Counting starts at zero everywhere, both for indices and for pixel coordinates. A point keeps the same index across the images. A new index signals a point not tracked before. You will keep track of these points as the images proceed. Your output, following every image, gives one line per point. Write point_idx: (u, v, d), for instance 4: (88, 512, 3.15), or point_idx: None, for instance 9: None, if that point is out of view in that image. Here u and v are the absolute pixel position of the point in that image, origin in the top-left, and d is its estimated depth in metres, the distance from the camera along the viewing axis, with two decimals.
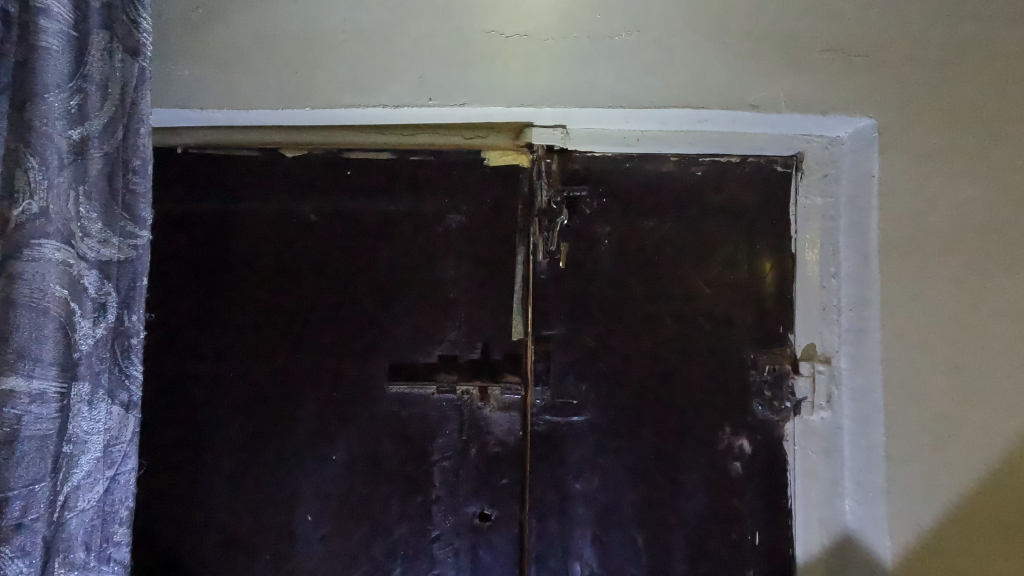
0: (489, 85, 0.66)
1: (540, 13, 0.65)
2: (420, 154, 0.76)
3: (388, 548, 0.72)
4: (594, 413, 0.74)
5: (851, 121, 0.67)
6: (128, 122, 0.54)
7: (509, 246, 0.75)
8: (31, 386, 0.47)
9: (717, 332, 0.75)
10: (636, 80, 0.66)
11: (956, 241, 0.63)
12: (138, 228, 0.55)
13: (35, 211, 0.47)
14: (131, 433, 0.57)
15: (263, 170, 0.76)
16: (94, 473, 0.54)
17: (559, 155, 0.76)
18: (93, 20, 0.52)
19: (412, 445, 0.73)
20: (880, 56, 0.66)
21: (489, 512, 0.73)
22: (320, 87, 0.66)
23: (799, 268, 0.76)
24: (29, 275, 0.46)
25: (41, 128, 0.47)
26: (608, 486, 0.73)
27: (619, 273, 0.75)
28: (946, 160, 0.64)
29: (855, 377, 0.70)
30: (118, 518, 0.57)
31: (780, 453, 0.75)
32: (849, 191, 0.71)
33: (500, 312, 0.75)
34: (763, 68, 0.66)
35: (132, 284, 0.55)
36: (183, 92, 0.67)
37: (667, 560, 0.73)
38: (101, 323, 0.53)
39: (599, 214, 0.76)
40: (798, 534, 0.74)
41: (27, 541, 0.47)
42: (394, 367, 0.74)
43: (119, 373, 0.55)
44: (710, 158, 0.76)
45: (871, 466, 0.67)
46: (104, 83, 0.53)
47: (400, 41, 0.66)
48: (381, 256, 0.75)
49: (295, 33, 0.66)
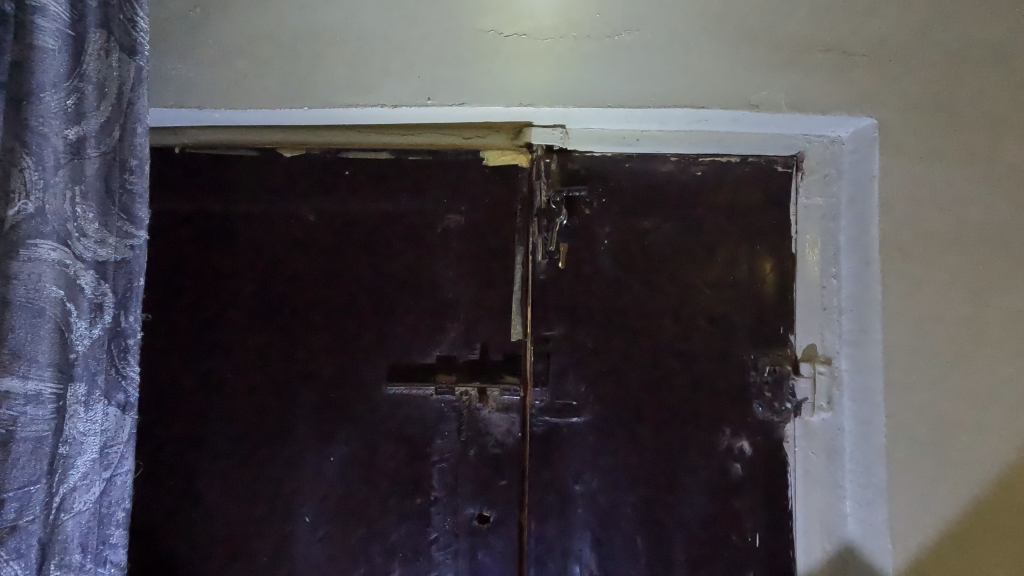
0: (489, 86, 0.65)
1: (540, 12, 0.65)
2: (419, 154, 0.75)
3: (386, 549, 0.72)
4: (594, 413, 0.74)
5: (852, 121, 0.67)
6: (124, 123, 0.55)
7: (509, 246, 0.75)
8: (27, 387, 0.46)
9: (717, 332, 0.75)
10: (636, 80, 0.65)
11: (959, 240, 0.63)
12: (134, 229, 0.56)
13: (31, 210, 0.46)
14: (128, 434, 0.57)
15: (263, 171, 0.75)
16: (91, 474, 0.53)
17: (558, 155, 0.76)
18: (89, 19, 0.52)
19: (411, 445, 0.73)
20: (882, 54, 0.65)
21: (489, 514, 0.73)
22: (319, 87, 0.66)
23: (799, 269, 0.75)
24: (25, 276, 0.46)
25: (37, 127, 0.47)
26: (608, 487, 0.73)
27: (619, 274, 0.75)
28: (948, 161, 0.64)
29: (856, 378, 0.69)
30: (115, 519, 0.57)
31: (780, 454, 0.75)
32: (850, 191, 0.71)
33: (500, 312, 0.75)
34: (764, 68, 0.65)
35: (128, 285, 0.56)
36: (182, 92, 0.67)
37: (668, 561, 0.73)
38: (98, 323, 0.53)
39: (599, 214, 0.76)
40: (799, 539, 0.74)
41: (23, 543, 0.46)
42: (394, 367, 0.73)
43: (116, 374, 0.55)
44: (710, 158, 0.76)
45: (872, 467, 0.66)
46: (102, 83, 0.53)
47: (399, 41, 0.65)
48: (380, 256, 0.75)
49: (294, 33, 0.66)
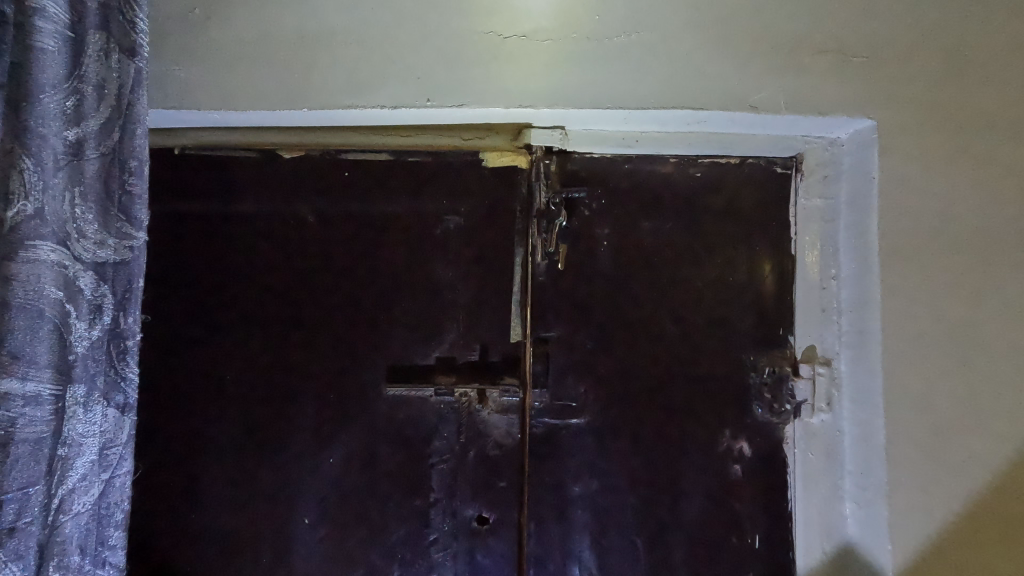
0: (488, 87, 0.65)
1: (539, 14, 0.65)
2: (418, 155, 0.75)
3: (386, 551, 0.72)
4: (593, 415, 0.74)
5: (851, 122, 0.67)
6: (124, 123, 0.54)
7: (509, 247, 0.75)
8: (25, 389, 0.46)
9: (717, 333, 0.75)
10: (636, 81, 0.65)
11: (958, 241, 0.63)
12: (134, 230, 0.55)
13: (31, 212, 0.46)
14: (127, 436, 0.57)
15: (262, 172, 0.75)
16: (89, 476, 0.53)
17: (558, 156, 0.76)
18: (90, 21, 0.52)
19: (411, 447, 0.73)
20: (882, 54, 0.65)
21: (488, 515, 0.72)
22: (318, 88, 0.66)
23: (798, 270, 0.75)
24: (24, 278, 0.46)
25: (35, 128, 0.47)
26: (608, 489, 0.73)
27: (619, 275, 0.75)
28: (947, 163, 0.64)
29: (854, 379, 0.70)
30: (113, 521, 0.57)
31: (780, 455, 0.75)
32: (848, 192, 0.71)
33: (500, 314, 0.75)
34: (763, 69, 0.65)
35: (128, 286, 0.55)
36: (181, 93, 0.67)
37: (667, 561, 0.73)
38: (97, 324, 0.53)
39: (599, 216, 0.76)
40: (799, 542, 0.74)
41: (21, 545, 0.46)
42: (393, 368, 0.73)
43: (114, 375, 0.55)
44: (709, 160, 0.76)
45: (871, 468, 0.66)
46: (101, 84, 0.53)
47: (399, 42, 0.65)
48: (381, 256, 0.75)
49: (293, 34, 0.66)
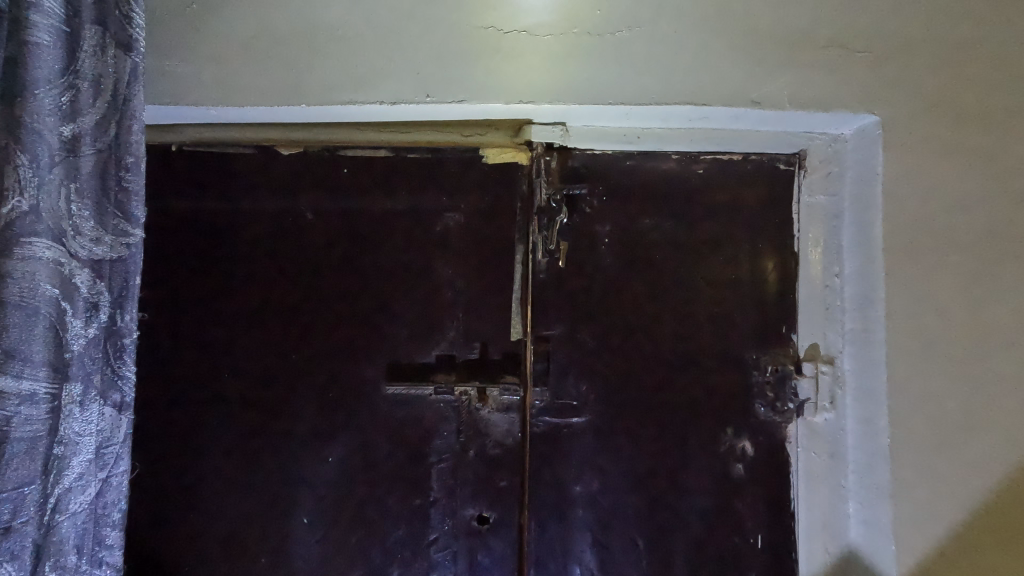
0: (488, 83, 0.65)
1: (539, 9, 0.64)
2: (418, 152, 0.75)
3: (385, 550, 0.71)
4: (594, 414, 0.73)
5: (855, 117, 0.66)
6: (120, 119, 0.54)
7: (509, 245, 0.74)
8: (21, 387, 0.46)
9: (718, 332, 0.74)
10: (637, 77, 0.65)
11: (963, 239, 0.62)
12: (130, 227, 0.54)
13: (25, 208, 0.46)
14: (124, 434, 0.56)
15: (260, 169, 0.75)
16: (86, 475, 0.53)
17: (559, 153, 0.75)
18: (85, 15, 0.51)
19: (410, 446, 0.72)
20: (885, 50, 0.65)
21: (488, 515, 0.72)
22: (316, 84, 0.65)
23: (801, 268, 0.75)
24: (19, 275, 0.46)
25: (30, 124, 0.46)
26: (609, 488, 0.72)
27: (620, 273, 0.74)
28: (951, 160, 0.63)
29: (857, 378, 0.69)
30: (111, 521, 0.56)
31: (783, 455, 0.74)
32: (852, 190, 0.70)
33: (500, 312, 0.74)
34: (766, 66, 0.65)
35: (124, 284, 0.54)
36: (177, 88, 0.66)
37: (668, 562, 0.72)
38: (93, 323, 0.52)
39: (600, 213, 0.75)
40: (802, 541, 0.73)
41: (16, 545, 0.46)
42: (392, 367, 0.73)
43: (111, 373, 0.54)
44: (711, 156, 0.75)
45: (875, 467, 0.66)
46: (96, 79, 0.52)
47: (398, 37, 0.65)
48: (380, 254, 0.74)
49: (291, 29, 0.65)
